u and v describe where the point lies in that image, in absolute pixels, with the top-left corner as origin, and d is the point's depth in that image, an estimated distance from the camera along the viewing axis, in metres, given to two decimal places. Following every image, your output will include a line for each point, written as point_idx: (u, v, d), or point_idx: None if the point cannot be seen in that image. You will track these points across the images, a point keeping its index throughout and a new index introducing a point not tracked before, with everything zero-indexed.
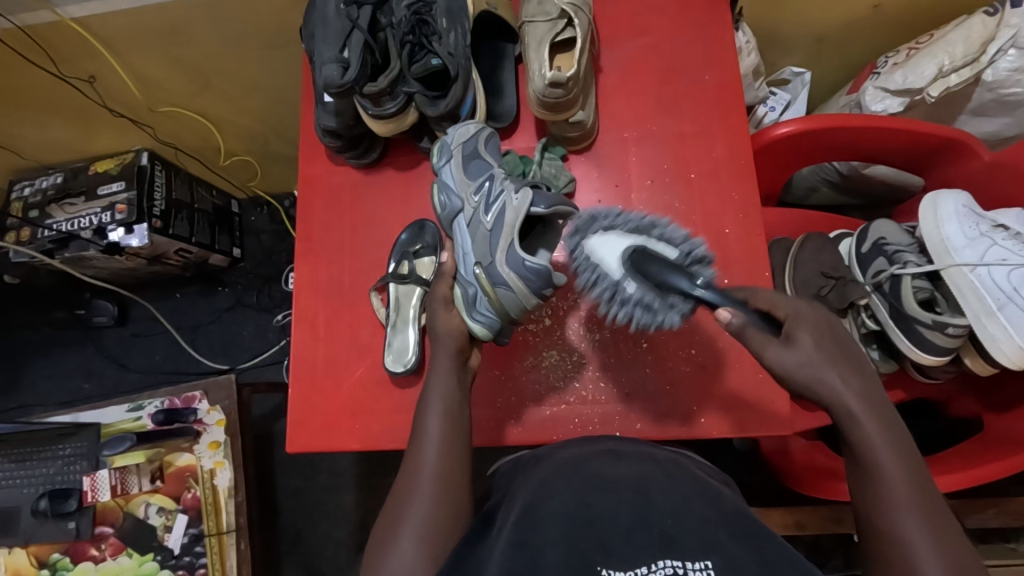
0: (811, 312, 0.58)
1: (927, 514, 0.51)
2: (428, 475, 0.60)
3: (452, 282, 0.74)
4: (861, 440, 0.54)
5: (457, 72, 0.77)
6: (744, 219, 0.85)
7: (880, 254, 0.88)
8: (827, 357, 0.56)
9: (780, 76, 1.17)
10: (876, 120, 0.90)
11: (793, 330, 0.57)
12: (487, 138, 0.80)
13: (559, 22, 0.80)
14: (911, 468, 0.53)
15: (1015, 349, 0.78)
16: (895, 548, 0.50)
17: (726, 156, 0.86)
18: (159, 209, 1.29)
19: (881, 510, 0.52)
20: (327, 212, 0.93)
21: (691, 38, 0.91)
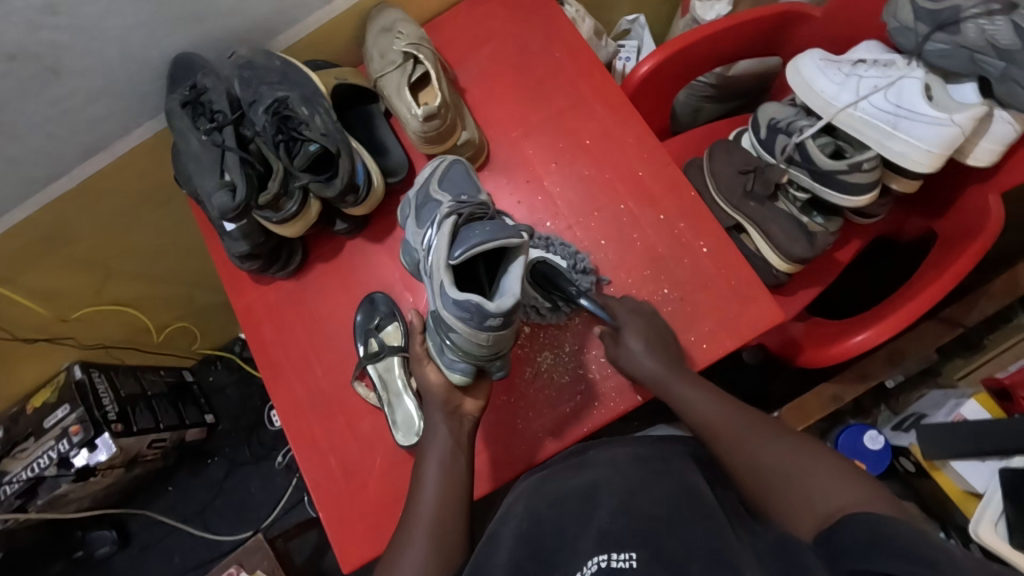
0: (635, 316, 0.79)
1: (812, 462, 0.59)
2: (424, 524, 0.64)
3: (433, 362, 0.74)
4: (674, 394, 0.71)
5: (337, 147, 0.79)
6: (651, 156, 0.88)
7: (777, 133, 0.94)
8: (649, 345, 0.76)
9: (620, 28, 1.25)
10: (714, 26, 0.99)
11: (623, 329, 0.78)
12: (442, 176, 0.79)
13: (407, 64, 0.83)
14: (741, 416, 0.67)
15: (926, 155, 0.80)
16: (734, 456, 0.63)
17: (608, 110, 0.91)
18: (114, 413, 1.25)
19: (762, 474, 0.60)
20: (280, 330, 0.92)
21: (528, 26, 0.96)
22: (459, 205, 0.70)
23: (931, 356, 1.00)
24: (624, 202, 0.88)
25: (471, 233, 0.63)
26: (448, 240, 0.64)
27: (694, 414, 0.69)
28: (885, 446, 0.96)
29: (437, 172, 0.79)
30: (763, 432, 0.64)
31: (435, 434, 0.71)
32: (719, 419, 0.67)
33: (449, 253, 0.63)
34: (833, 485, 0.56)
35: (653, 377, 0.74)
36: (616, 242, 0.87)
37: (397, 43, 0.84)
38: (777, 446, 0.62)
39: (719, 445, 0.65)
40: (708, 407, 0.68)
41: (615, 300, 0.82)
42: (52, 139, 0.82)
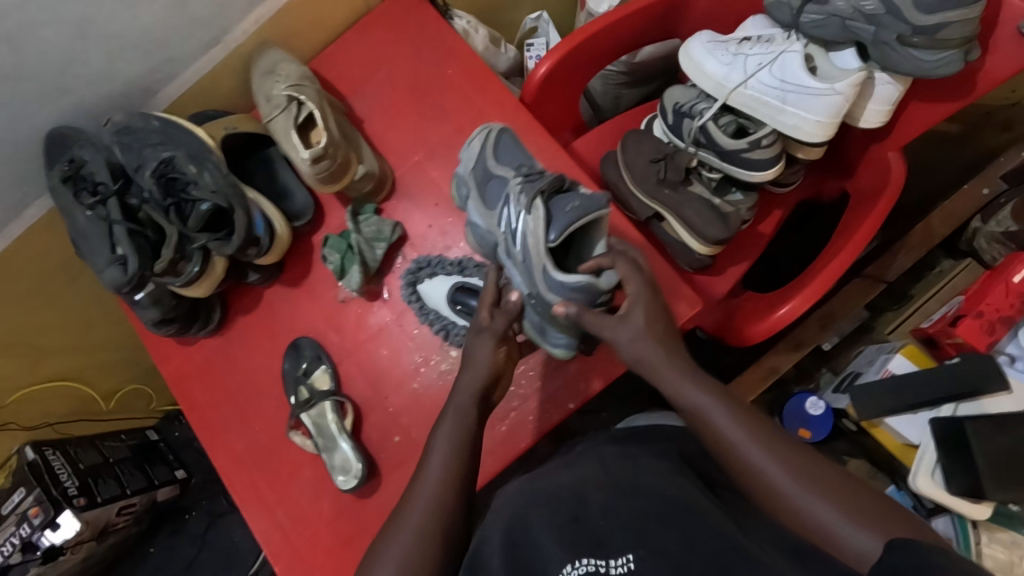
0: (644, 292, 0.64)
1: (838, 497, 0.53)
2: (420, 510, 0.59)
3: (494, 342, 0.67)
4: (692, 401, 0.59)
5: (229, 201, 0.77)
6: (554, 162, 0.88)
7: (682, 117, 0.94)
8: (652, 331, 0.62)
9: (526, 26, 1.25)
10: (603, 19, 0.99)
11: (630, 308, 0.63)
12: (495, 148, 0.78)
13: (292, 106, 0.81)
14: (775, 440, 0.57)
15: (817, 125, 0.81)
16: (766, 491, 0.55)
17: (506, 121, 0.90)
18: (74, 488, 1.22)
19: (791, 510, 0.54)
20: (212, 389, 0.91)
21: (417, 46, 0.95)
22: (532, 182, 0.69)
23: (862, 313, 1.03)
24: None
25: (562, 218, 0.66)
26: (547, 225, 0.66)
27: (713, 432, 0.58)
28: (826, 412, 0.97)
29: (489, 144, 0.78)
30: (790, 457, 0.55)
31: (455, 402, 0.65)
32: (739, 439, 0.57)
33: (548, 236, 0.66)
34: (863, 524, 0.52)
35: (660, 371, 0.61)
36: None
37: (279, 86, 0.83)
38: (821, 486, 0.54)
39: (747, 476, 0.56)
40: (730, 425, 0.57)
41: (624, 262, 0.65)
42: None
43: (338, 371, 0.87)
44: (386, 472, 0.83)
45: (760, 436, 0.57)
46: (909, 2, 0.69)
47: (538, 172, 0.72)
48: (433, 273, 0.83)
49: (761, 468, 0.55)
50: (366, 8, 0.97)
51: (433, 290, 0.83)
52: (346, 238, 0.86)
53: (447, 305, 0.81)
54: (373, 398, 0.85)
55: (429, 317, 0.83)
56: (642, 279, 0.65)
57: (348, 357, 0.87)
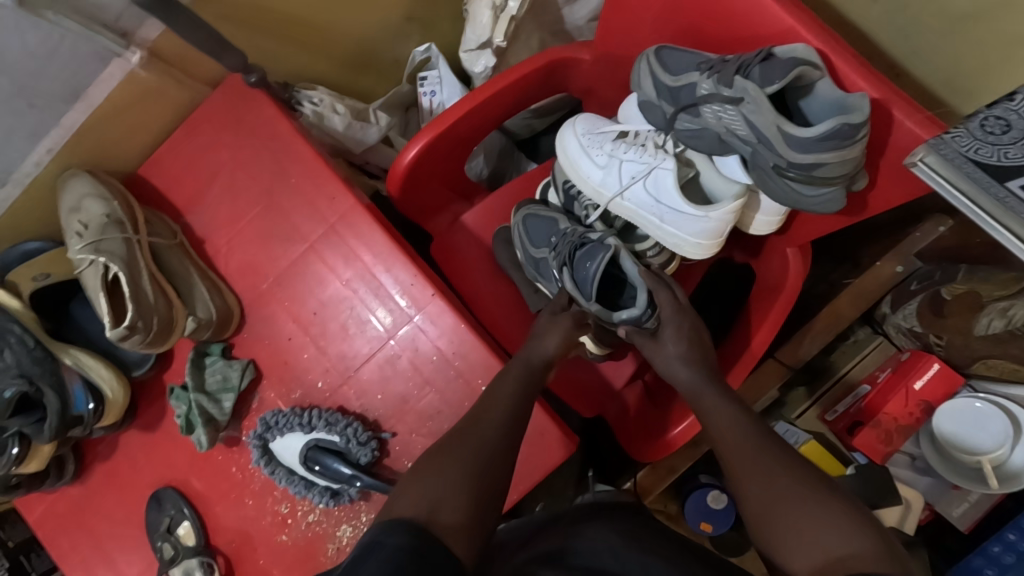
0: (679, 314, 0.75)
1: (828, 494, 0.51)
2: (479, 445, 0.55)
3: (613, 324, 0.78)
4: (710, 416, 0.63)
5: (37, 382, 0.70)
6: (414, 286, 0.78)
7: (574, 200, 0.86)
8: (688, 350, 0.72)
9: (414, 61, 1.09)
10: (471, 95, 0.86)
11: (664, 332, 0.75)
12: (524, 229, 0.86)
13: (98, 262, 0.71)
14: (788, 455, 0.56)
15: (696, 246, 0.73)
16: (755, 489, 0.54)
17: (360, 238, 0.80)
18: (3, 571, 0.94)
19: (772, 502, 0.52)
20: (79, 539, 0.86)
21: (255, 148, 0.82)
22: (557, 254, 0.81)
23: (772, 394, 0.95)
24: (395, 343, 0.79)
25: (594, 264, 0.77)
26: (577, 286, 0.79)
27: (714, 420, 0.63)
28: (728, 505, 0.94)
29: (521, 232, 0.87)
30: (783, 450, 0.57)
31: (524, 359, 0.71)
32: (739, 436, 0.59)
33: (586, 296, 0.78)
34: (855, 529, 0.48)
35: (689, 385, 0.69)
36: (396, 391, 0.78)
37: (76, 240, 0.72)
38: (819, 496, 0.51)
39: (745, 480, 0.55)
40: (734, 414, 0.62)
41: (664, 291, 0.76)
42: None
43: (204, 522, 0.82)
44: None
45: (763, 428, 0.60)
46: (780, 135, 0.58)
47: (564, 236, 0.82)
48: (283, 432, 0.76)
49: (751, 449, 0.57)
50: (194, 101, 0.84)
51: (288, 447, 0.76)
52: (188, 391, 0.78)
53: (302, 465, 0.76)
54: (241, 548, 0.81)
55: (281, 478, 0.77)
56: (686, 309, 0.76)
57: (214, 505, 0.82)
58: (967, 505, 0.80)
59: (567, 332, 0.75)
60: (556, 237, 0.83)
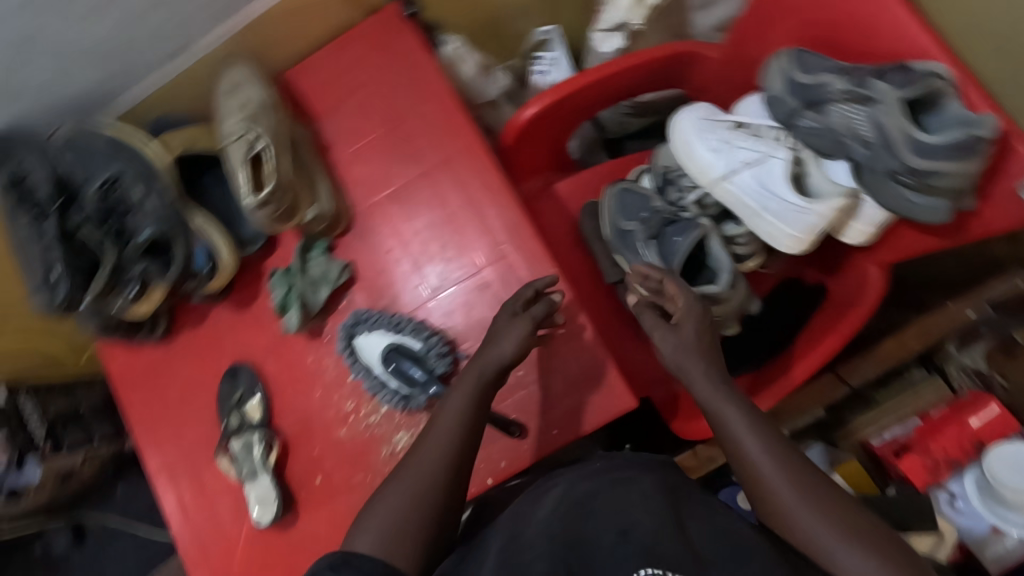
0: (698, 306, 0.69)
1: (864, 542, 0.51)
2: (429, 470, 0.59)
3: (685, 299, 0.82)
4: (725, 425, 0.60)
5: (170, 232, 0.76)
6: (515, 226, 0.83)
7: (668, 184, 0.91)
8: (698, 346, 0.65)
9: (534, 39, 1.18)
10: (600, 68, 0.93)
11: (681, 322, 0.68)
12: (616, 202, 0.92)
13: (246, 138, 0.77)
14: (806, 475, 0.56)
15: (790, 239, 0.77)
16: (770, 504, 0.55)
17: (475, 173, 0.86)
18: (41, 432, 1.12)
19: (815, 553, 0.52)
20: (151, 397, 0.92)
21: (395, 75, 0.89)
22: (645, 227, 0.86)
23: (818, 412, 0.97)
24: (485, 274, 0.84)
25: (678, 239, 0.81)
26: (661, 257, 0.83)
27: (741, 448, 0.58)
28: None
29: (613, 205, 0.92)
30: (814, 492, 0.55)
31: (478, 363, 0.67)
32: (759, 453, 0.57)
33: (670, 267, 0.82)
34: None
35: (697, 386, 0.63)
36: (477, 319, 0.83)
37: (232, 115, 0.80)
38: (833, 516, 0.53)
39: (761, 493, 0.56)
40: (753, 428, 0.58)
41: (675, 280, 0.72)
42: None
43: (272, 402, 0.87)
44: (304, 509, 0.84)
45: (773, 443, 0.57)
46: (906, 140, 0.62)
47: (655, 212, 0.87)
48: (371, 329, 0.82)
49: (784, 492, 0.55)
50: (349, 23, 0.91)
51: (369, 344, 0.82)
52: (290, 276, 0.85)
53: (380, 363, 0.81)
54: (299, 435, 0.86)
55: (360, 373, 0.83)
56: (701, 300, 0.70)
57: (284, 389, 0.87)
58: (1003, 548, 0.81)
59: (530, 333, 0.68)
60: (646, 212, 0.88)
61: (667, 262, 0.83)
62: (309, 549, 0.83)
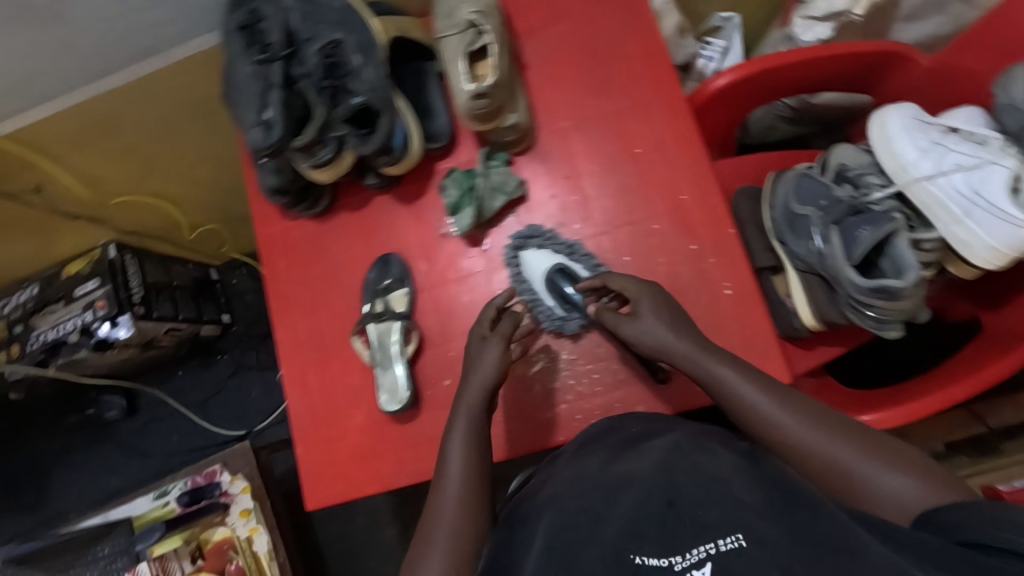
0: (648, 288, 0.73)
1: (883, 452, 0.58)
2: (451, 505, 0.66)
3: (856, 291, 0.80)
4: (731, 393, 0.65)
5: (380, 104, 0.76)
6: (699, 182, 0.83)
7: (845, 181, 0.90)
8: (659, 313, 0.71)
9: (710, 25, 1.18)
10: (810, 53, 0.90)
11: (637, 306, 0.72)
12: (791, 188, 0.91)
13: (469, 32, 0.79)
14: (806, 412, 0.62)
15: (989, 250, 0.76)
16: (796, 456, 0.60)
17: (668, 123, 0.86)
18: (138, 296, 1.40)
19: (851, 481, 0.57)
20: (294, 269, 0.94)
21: (606, 12, 0.89)
22: (825, 214, 0.85)
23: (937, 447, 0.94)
24: (659, 223, 0.83)
25: (863, 230, 0.80)
26: (842, 246, 0.82)
27: (741, 400, 0.64)
28: None
29: (788, 189, 0.91)
30: (817, 420, 0.61)
31: (463, 400, 0.74)
32: (767, 402, 0.63)
33: (849, 256, 0.81)
34: (911, 473, 0.55)
35: (685, 357, 0.68)
36: (640, 263, 0.83)
37: (466, 7, 0.81)
38: (854, 441, 0.59)
39: (782, 445, 0.61)
40: (753, 383, 0.64)
41: (617, 277, 0.75)
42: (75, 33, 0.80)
43: (416, 299, 0.88)
44: (426, 407, 0.85)
45: (762, 390, 0.63)
46: None
47: (837, 201, 0.86)
48: (541, 246, 0.84)
49: (789, 427, 0.61)
50: None
51: (534, 260, 0.83)
52: (470, 178, 0.85)
53: (542, 281, 0.82)
54: (437, 335, 0.87)
55: (518, 286, 0.84)
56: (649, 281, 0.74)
57: (430, 289, 0.89)
58: None
59: (505, 351, 0.74)
60: (824, 200, 0.87)
61: (846, 252, 0.81)
62: (425, 446, 0.85)
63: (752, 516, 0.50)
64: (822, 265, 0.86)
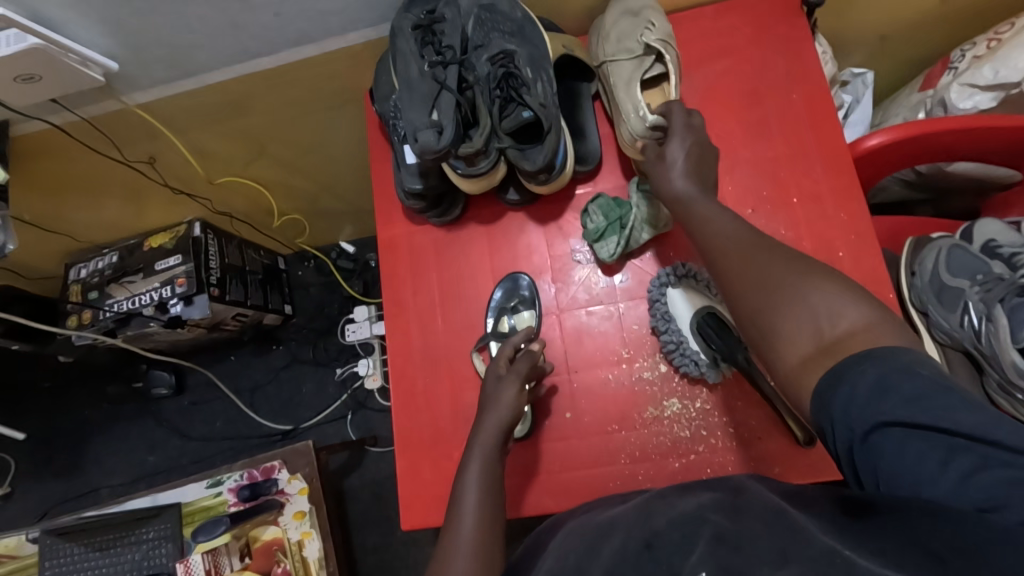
0: (684, 129, 0.73)
1: (836, 286, 0.54)
2: (465, 552, 0.59)
3: (1022, 376, 0.75)
4: (701, 215, 0.67)
5: (551, 122, 0.73)
6: (858, 240, 0.80)
7: (996, 258, 0.86)
8: (686, 161, 0.71)
9: (839, 78, 1.16)
10: (981, 121, 0.86)
11: (669, 147, 0.73)
12: (941, 261, 0.87)
13: (646, 59, 0.79)
14: (771, 247, 0.61)
15: None
16: (740, 276, 0.60)
17: (828, 174, 0.83)
18: (215, 278, 1.37)
19: (787, 299, 0.55)
20: (413, 275, 0.90)
21: (771, 55, 0.87)
22: (983, 290, 0.81)
23: None
24: None
25: None
26: (1007, 327, 0.76)
27: (704, 230, 0.66)
28: None
29: (938, 259, 0.87)
30: (777, 254, 0.59)
31: (479, 438, 0.70)
32: (731, 232, 0.64)
33: (1014, 338, 0.75)
34: (854, 306, 0.52)
35: (677, 193, 0.70)
36: None
37: (650, 34, 0.79)
38: (805, 270, 0.56)
39: (728, 265, 0.62)
40: (720, 215, 0.66)
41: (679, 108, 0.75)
42: (245, 12, 0.79)
43: (541, 322, 0.85)
44: (543, 438, 0.81)
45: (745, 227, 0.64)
46: None
47: (996, 278, 0.81)
48: (688, 288, 0.80)
49: (744, 255, 0.61)
50: None
51: (680, 301, 0.79)
52: (619, 208, 0.82)
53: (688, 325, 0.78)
54: (561, 362, 0.84)
55: (660, 323, 0.79)
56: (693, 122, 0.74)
57: (557, 314, 0.85)
58: None
59: (520, 392, 0.73)
60: (979, 276, 0.83)
61: (1012, 332, 0.76)
62: (538, 478, 0.80)
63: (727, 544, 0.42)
64: (977, 343, 0.81)
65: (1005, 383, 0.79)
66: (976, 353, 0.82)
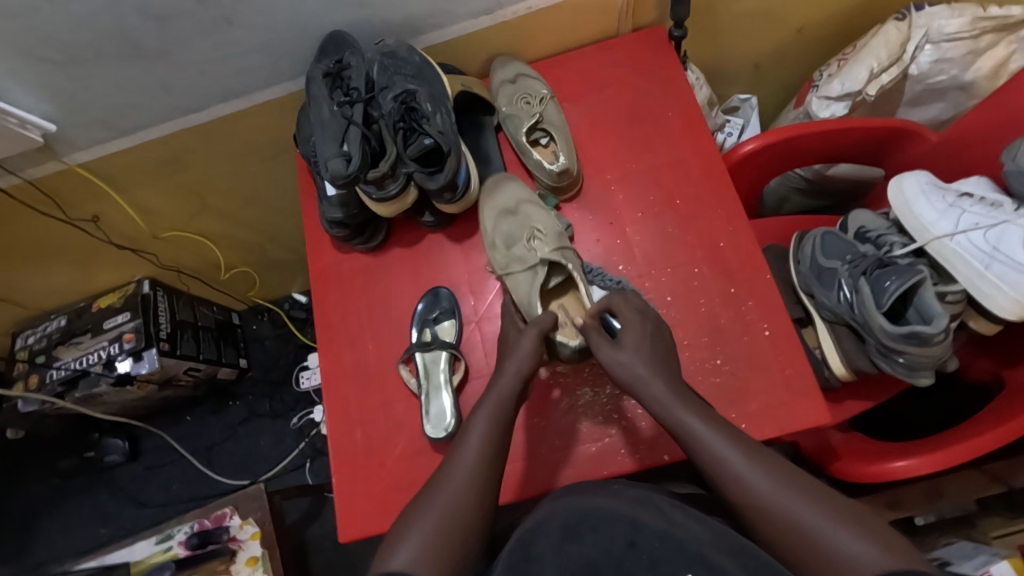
0: (636, 321, 0.77)
1: (847, 518, 0.57)
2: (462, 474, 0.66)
3: (889, 338, 0.84)
4: (692, 432, 0.67)
5: (449, 146, 0.84)
6: (735, 231, 0.90)
7: (866, 241, 0.95)
8: (649, 361, 0.74)
9: (730, 104, 1.29)
10: (830, 124, 0.99)
11: (625, 337, 0.75)
12: (819, 245, 0.96)
13: (538, 270, 0.82)
14: (771, 469, 0.62)
15: (1012, 303, 0.81)
16: (753, 510, 0.61)
17: (705, 178, 0.93)
18: (165, 332, 1.40)
19: (809, 534, 0.57)
20: (344, 298, 0.97)
21: (648, 82, 1.00)
22: (854, 265, 0.90)
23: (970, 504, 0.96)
24: (698, 267, 0.89)
25: (890, 280, 0.85)
26: (871, 295, 0.86)
27: (706, 449, 0.65)
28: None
29: (815, 244, 0.97)
30: (780, 479, 0.61)
31: (497, 388, 0.74)
32: (729, 451, 0.64)
33: (878, 303, 0.85)
34: (868, 535, 0.56)
35: (657, 402, 0.70)
36: (681, 303, 0.88)
37: (542, 247, 0.83)
38: (814, 499, 0.59)
39: (739, 493, 0.62)
40: (708, 432, 0.66)
41: (621, 300, 0.79)
42: (173, 73, 0.88)
43: (463, 330, 0.91)
44: None
45: (738, 443, 0.65)
46: None
47: (865, 255, 0.91)
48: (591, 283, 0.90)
49: (757, 483, 0.61)
50: (614, 32, 1.04)
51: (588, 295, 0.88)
52: None
53: None
54: (484, 366, 0.90)
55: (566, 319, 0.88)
56: (643, 318, 0.78)
57: (476, 322, 0.92)
58: None
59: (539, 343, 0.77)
60: (849, 255, 0.92)
61: (877, 300, 0.86)
62: None
63: (708, 552, 0.53)
64: (851, 313, 0.91)
65: (878, 346, 0.88)
66: (854, 322, 0.91)
